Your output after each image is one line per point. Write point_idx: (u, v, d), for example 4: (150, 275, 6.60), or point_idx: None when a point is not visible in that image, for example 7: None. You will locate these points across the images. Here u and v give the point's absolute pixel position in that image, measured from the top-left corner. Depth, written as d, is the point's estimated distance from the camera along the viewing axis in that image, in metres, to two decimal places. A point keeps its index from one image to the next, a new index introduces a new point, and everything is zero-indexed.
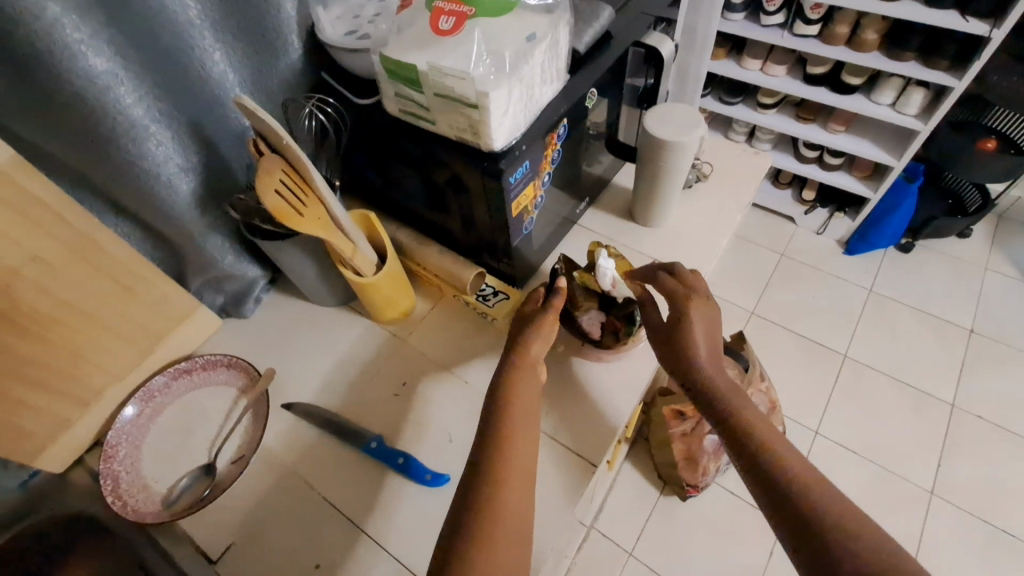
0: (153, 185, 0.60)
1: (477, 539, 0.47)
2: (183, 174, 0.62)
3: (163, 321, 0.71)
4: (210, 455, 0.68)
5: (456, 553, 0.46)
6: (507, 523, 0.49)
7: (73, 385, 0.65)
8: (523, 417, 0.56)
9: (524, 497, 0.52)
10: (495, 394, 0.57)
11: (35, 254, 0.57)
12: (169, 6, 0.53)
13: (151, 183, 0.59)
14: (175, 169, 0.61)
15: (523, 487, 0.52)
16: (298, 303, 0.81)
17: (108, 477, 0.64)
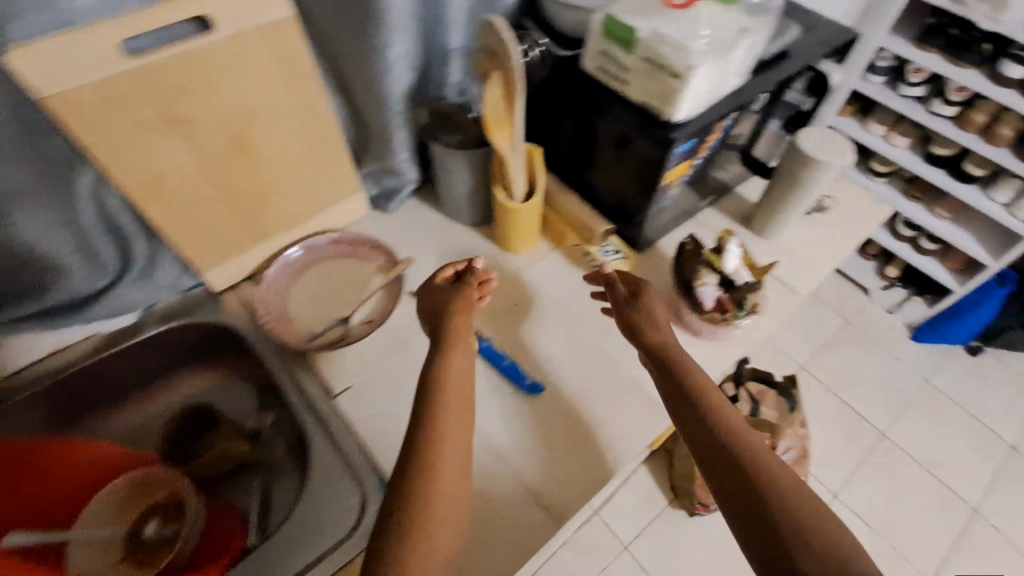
0: (379, 69, 0.69)
1: (421, 517, 0.49)
2: (402, 68, 0.71)
3: (332, 191, 0.82)
4: (346, 311, 0.79)
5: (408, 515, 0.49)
6: (441, 498, 0.50)
7: (254, 220, 0.76)
8: (457, 403, 0.58)
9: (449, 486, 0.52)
10: (431, 378, 0.59)
11: (271, 98, 0.68)
12: None
13: (379, 66, 0.69)
14: (399, 62, 0.69)
15: (462, 474, 0.53)
16: (435, 214, 0.91)
17: (264, 301, 0.77)
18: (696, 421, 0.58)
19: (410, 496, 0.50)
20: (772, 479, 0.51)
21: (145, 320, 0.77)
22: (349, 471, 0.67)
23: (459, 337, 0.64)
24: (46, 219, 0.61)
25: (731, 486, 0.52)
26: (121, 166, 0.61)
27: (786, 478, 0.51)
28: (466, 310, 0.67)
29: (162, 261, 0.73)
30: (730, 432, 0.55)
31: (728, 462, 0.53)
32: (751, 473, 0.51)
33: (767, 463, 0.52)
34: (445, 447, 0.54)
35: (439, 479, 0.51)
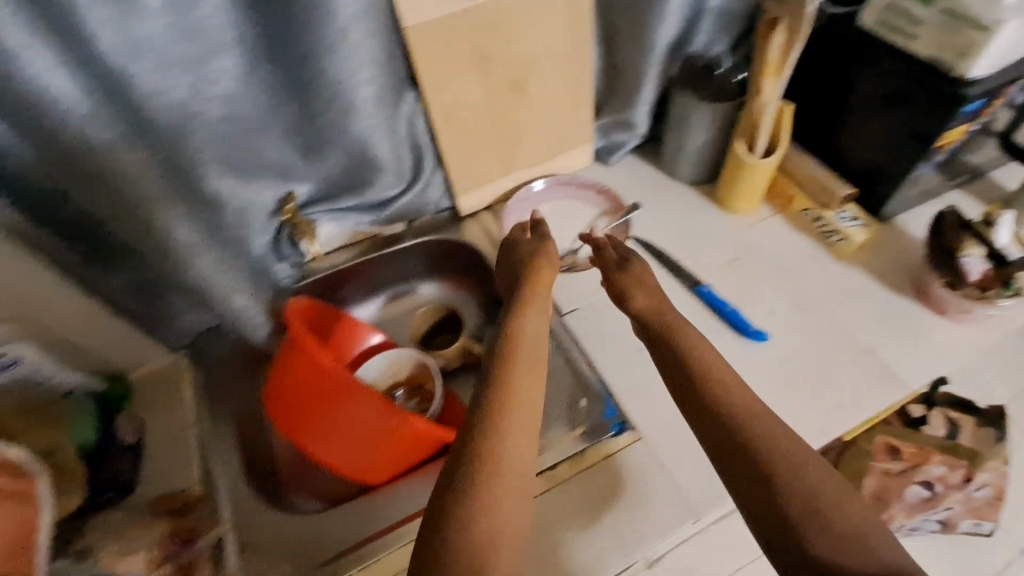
0: (655, 14, 0.77)
1: (488, 488, 0.44)
2: (674, 16, 0.78)
3: (570, 140, 0.90)
4: (573, 245, 0.87)
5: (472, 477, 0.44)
6: (507, 454, 0.46)
7: (507, 156, 0.86)
8: (531, 360, 0.53)
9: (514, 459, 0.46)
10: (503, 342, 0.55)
11: (553, 44, 0.77)
12: None
13: (656, 10, 0.77)
14: (674, 8, 0.77)
15: (529, 429, 0.48)
16: (653, 170, 0.94)
17: (506, 225, 0.88)
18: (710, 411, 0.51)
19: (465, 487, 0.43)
20: (802, 482, 0.45)
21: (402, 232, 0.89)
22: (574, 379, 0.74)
23: (535, 294, 0.62)
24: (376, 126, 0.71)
25: (745, 476, 0.47)
26: (442, 86, 0.73)
27: (755, 436, 0.48)
28: (548, 266, 0.67)
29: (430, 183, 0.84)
30: (755, 431, 0.48)
31: (750, 461, 0.47)
32: (760, 443, 0.47)
33: (797, 463, 0.46)
34: (515, 410, 0.48)
35: (507, 447, 0.46)
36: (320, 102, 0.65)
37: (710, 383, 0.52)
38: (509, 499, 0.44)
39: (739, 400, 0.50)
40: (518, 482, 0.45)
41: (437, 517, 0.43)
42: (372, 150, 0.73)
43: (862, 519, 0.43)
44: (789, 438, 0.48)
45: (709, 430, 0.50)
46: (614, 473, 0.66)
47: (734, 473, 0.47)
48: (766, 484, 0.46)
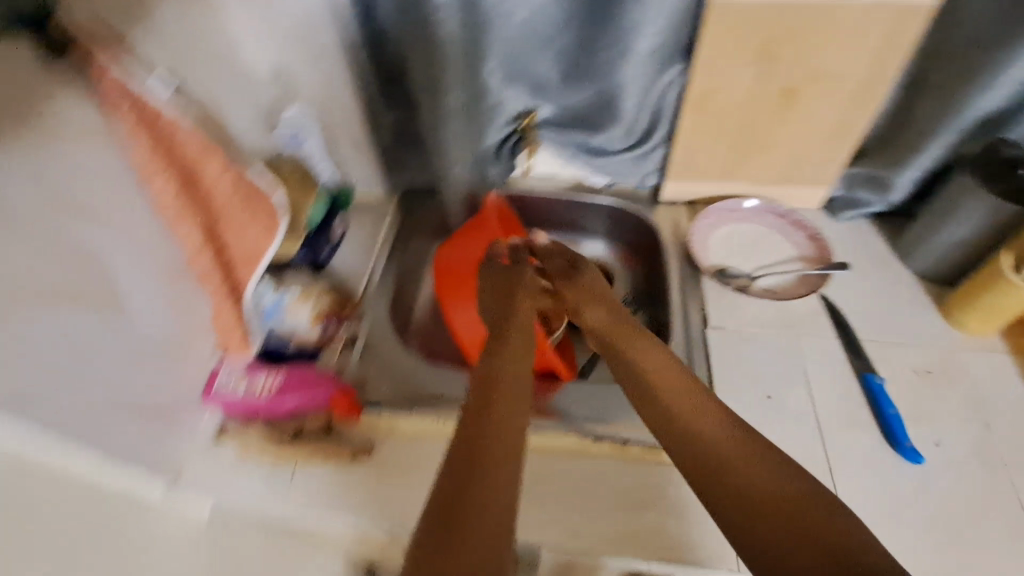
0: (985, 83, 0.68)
1: (469, 518, 0.44)
2: (1005, 95, 0.69)
3: (809, 174, 0.85)
4: (755, 271, 0.83)
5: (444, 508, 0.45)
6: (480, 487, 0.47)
7: (737, 162, 0.85)
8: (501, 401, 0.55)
9: (498, 478, 0.47)
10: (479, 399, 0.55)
11: (847, 72, 0.72)
12: None
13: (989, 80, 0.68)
14: (1010, 86, 0.68)
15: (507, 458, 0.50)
16: (882, 244, 0.85)
17: (699, 224, 0.87)
18: (665, 419, 0.56)
19: (451, 498, 0.45)
20: (767, 481, 0.49)
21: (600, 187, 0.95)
22: None
23: (517, 314, 0.68)
24: (636, 78, 0.75)
25: (717, 486, 0.50)
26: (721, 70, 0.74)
27: (725, 438, 0.53)
28: (530, 300, 0.71)
29: (652, 154, 0.87)
30: (716, 436, 0.53)
31: (720, 469, 0.51)
32: (721, 454, 0.52)
33: (759, 460, 0.50)
34: (502, 429, 0.52)
35: (495, 475, 0.47)
36: (603, 37, 0.72)
37: (659, 385, 0.59)
38: (500, 510, 0.46)
39: (682, 408, 0.56)
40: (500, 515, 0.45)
41: (440, 525, 0.44)
42: (621, 99, 0.78)
43: (815, 506, 0.47)
44: (750, 455, 0.51)
45: (687, 471, 0.53)
46: (678, 479, 0.66)
47: (707, 488, 0.51)
48: (733, 484, 0.50)
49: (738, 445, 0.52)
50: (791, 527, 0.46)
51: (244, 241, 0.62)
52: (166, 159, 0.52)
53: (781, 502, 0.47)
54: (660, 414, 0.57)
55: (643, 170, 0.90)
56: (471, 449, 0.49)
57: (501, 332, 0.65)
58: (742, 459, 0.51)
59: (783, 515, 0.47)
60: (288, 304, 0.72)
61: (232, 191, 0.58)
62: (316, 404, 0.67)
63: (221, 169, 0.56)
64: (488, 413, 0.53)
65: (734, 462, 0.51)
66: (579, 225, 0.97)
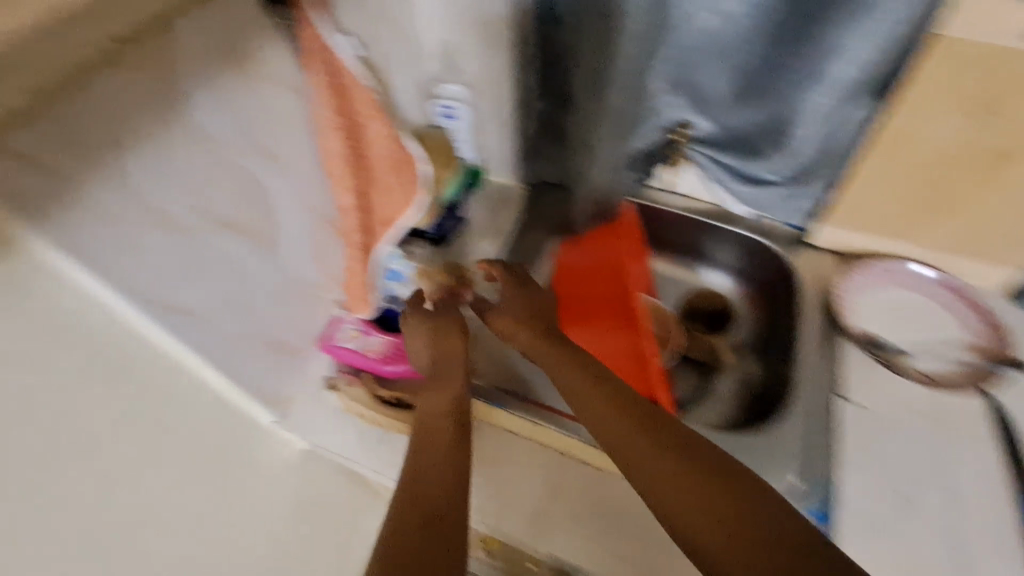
0: None
1: (421, 519, 0.43)
2: None
3: (995, 250, 0.73)
4: (908, 347, 0.74)
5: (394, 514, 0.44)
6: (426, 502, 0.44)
7: (909, 220, 0.75)
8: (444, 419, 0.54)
9: (443, 483, 0.47)
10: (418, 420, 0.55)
11: None
12: None
13: None
14: None
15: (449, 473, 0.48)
16: None
17: (851, 281, 0.78)
18: (595, 419, 0.53)
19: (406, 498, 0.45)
20: (672, 458, 0.47)
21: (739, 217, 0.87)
22: (804, 459, 0.66)
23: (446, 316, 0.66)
24: (819, 109, 0.66)
25: (644, 473, 0.47)
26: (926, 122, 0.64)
27: (634, 426, 0.51)
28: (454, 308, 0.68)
29: (809, 194, 0.78)
30: (632, 426, 0.51)
31: (638, 459, 0.48)
32: (638, 449, 0.49)
33: (666, 443, 0.49)
34: (438, 435, 0.52)
35: (440, 480, 0.47)
36: (794, 56, 0.64)
37: (570, 376, 0.59)
38: (450, 512, 0.44)
39: (592, 398, 0.56)
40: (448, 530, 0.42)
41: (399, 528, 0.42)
42: (794, 127, 0.70)
43: (715, 466, 0.46)
44: (653, 442, 0.49)
45: (632, 475, 0.48)
46: None
47: (637, 482, 0.48)
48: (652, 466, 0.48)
49: (648, 426, 0.51)
50: (709, 500, 0.44)
51: (386, 206, 0.65)
52: (343, 115, 0.56)
53: (692, 478, 0.45)
54: (590, 412, 0.54)
55: (792, 208, 0.80)
56: (416, 465, 0.49)
57: (440, 339, 0.63)
58: (653, 444, 0.49)
59: (699, 492, 0.44)
60: (411, 275, 0.73)
61: (388, 155, 0.61)
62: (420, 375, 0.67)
63: (384, 131, 0.59)
64: (427, 424, 0.54)
65: (647, 445, 0.49)
66: (706, 254, 0.92)
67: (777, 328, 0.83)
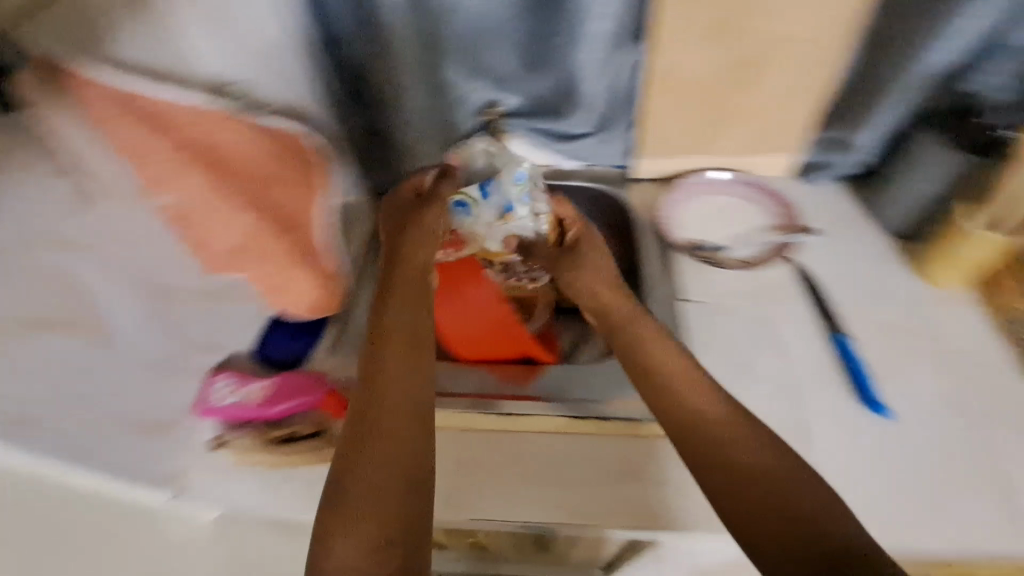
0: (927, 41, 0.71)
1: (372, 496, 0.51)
2: (950, 51, 0.71)
3: (776, 142, 0.86)
4: (728, 242, 0.85)
5: (348, 445, 0.55)
6: (379, 437, 0.55)
7: (706, 134, 0.86)
8: (409, 349, 0.63)
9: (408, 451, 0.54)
10: (376, 334, 0.64)
11: (804, 37, 0.73)
12: None
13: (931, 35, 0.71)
14: (953, 40, 0.70)
15: (405, 416, 0.57)
16: (852, 207, 0.86)
17: (671, 201, 0.89)
18: (668, 399, 0.62)
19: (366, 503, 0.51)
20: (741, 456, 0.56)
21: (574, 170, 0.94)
22: None
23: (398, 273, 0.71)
24: (598, 61, 0.75)
25: (705, 458, 0.57)
26: (680, 40, 0.75)
27: (703, 425, 0.59)
28: (425, 246, 0.74)
29: (618, 136, 0.86)
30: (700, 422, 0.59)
31: (715, 448, 0.57)
32: (701, 435, 0.58)
33: (735, 446, 0.57)
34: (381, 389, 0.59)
35: (382, 456, 0.54)
36: (561, 21, 0.72)
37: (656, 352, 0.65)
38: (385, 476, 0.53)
39: (682, 385, 0.62)
40: (395, 475, 0.53)
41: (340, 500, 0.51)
42: (583, 84, 0.78)
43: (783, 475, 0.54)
44: (738, 436, 0.58)
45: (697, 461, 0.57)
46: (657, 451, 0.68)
47: (701, 462, 0.57)
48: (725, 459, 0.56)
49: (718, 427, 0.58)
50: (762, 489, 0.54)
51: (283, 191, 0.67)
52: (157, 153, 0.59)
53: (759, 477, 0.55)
54: (663, 387, 0.62)
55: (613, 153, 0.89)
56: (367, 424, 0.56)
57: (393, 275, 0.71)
58: (720, 441, 0.58)
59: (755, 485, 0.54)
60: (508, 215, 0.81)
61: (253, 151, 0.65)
62: (303, 407, 0.69)
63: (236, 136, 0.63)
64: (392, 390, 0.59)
65: (715, 440, 0.58)
66: None
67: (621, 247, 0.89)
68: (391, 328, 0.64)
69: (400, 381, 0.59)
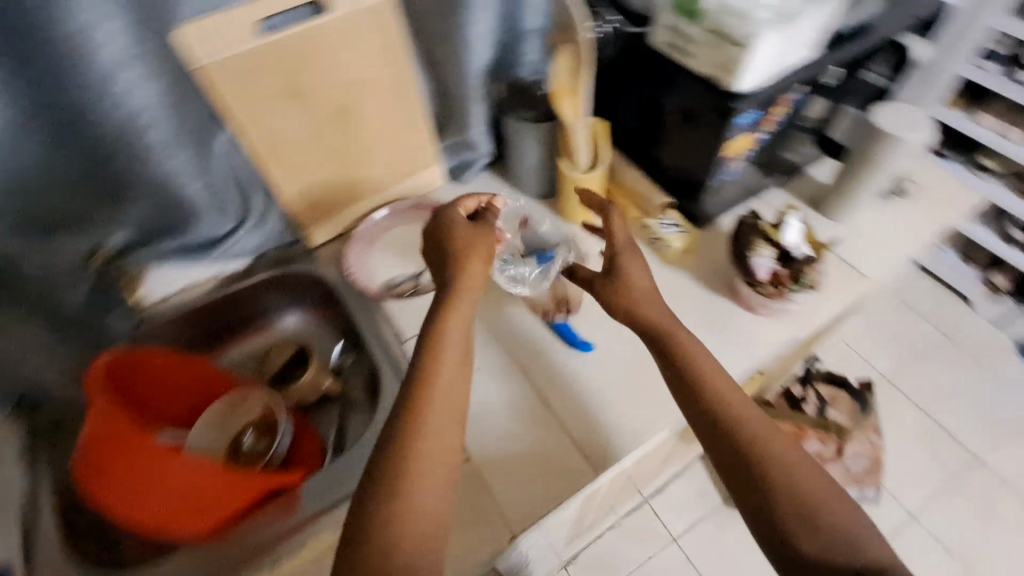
0: (463, 49, 0.79)
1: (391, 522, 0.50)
2: (484, 49, 0.81)
3: (415, 162, 0.91)
4: (419, 269, 0.89)
5: (386, 488, 0.51)
6: (424, 510, 0.51)
7: (349, 182, 0.87)
8: (447, 416, 0.56)
9: (427, 502, 0.52)
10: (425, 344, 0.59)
11: (372, 74, 0.77)
12: None
13: (463, 44, 0.78)
14: (480, 42, 0.79)
15: (441, 482, 0.53)
16: (504, 186, 0.96)
17: (350, 255, 0.89)
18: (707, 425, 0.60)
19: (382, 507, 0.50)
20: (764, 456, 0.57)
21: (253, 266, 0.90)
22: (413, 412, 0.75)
23: (458, 300, 0.62)
24: (181, 162, 0.72)
25: (730, 459, 0.58)
26: (250, 125, 0.72)
27: (755, 441, 0.58)
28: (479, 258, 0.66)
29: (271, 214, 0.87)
30: (745, 437, 0.58)
31: (732, 443, 0.58)
32: (751, 454, 0.57)
33: (767, 451, 0.57)
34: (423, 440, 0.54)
35: (409, 496, 0.51)
36: (105, 145, 0.67)
37: (711, 377, 0.61)
38: (426, 494, 0.52)
39: (722, 399, 0.60)
40: (429, 516, 0.52)
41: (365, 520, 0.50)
42: (178, 183, 0.73)
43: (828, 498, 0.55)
44: (776, 444, 0.58)
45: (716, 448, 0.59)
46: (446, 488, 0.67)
47: (725, 460, 0.59)
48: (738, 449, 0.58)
49: (769, 447, 0.57)
50: (801, 517, 0.54)
51: None
52: None
53: (795, 494, 0.55)
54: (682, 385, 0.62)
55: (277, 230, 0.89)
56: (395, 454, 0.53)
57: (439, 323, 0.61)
58: (781, 458, 0.57)
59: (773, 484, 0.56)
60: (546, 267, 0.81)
61: None
62: None
63: None
64: (433, 414, 0.55)
65: (749, 442, 0.58)
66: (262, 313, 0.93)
67: (319, 334, 0.92)
68: (429, 401, 0.56)
69: (442, 440, 0.55)
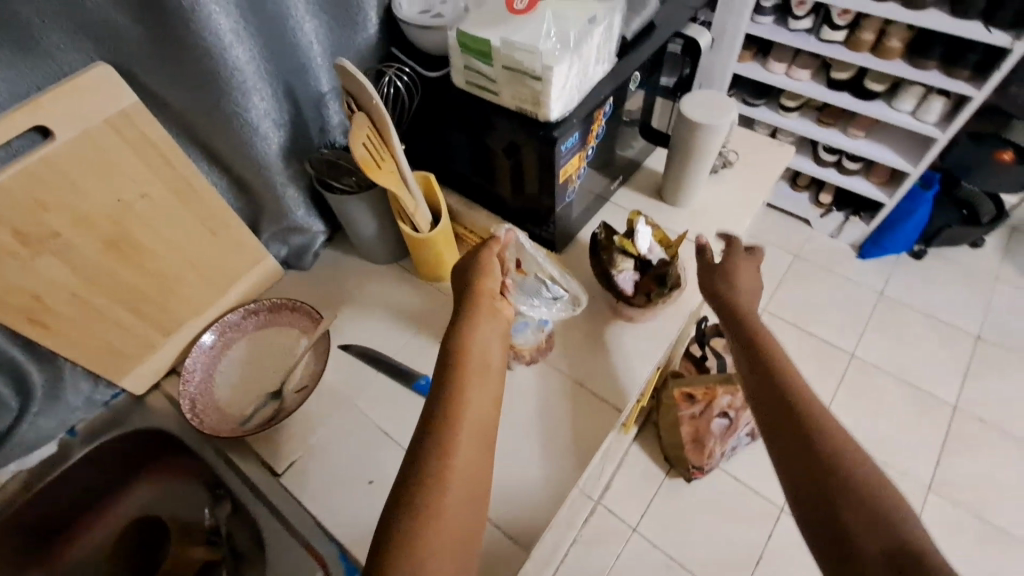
0: (252, 138, 0.67)
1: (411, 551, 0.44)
2: (275, 129, 0.70)
3: (238, 265, 0.79)
4: (277, 384, 0.75)
5: (408, 522, 0.46)
6: (449, 537, 0.46)
7: (161, 313, 0.73)
8: (479, 439, 0.51)
9: (456, 518, 0.47)
10: (449, 355, 0.56)
11: (143, 190, 0.64)
12: (288, 8, 0.63)
13: (250, 134, 0.67)
14: (269, 125, 0.69)
15: (469, 501, 0.49)
16: (350, 259, 0.88)
17: (186, 398, 0.72)
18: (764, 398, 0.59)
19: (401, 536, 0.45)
20: (835, 447, 0.52)
21: (67, 445, 0.74)
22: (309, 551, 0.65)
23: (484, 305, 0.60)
24: None
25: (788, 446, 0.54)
26: None
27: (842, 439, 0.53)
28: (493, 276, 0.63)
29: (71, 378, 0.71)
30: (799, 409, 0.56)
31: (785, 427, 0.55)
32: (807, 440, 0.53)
33: (831, 441, 0.53)
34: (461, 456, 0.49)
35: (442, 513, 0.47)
36: None
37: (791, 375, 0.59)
38: (455, 512, 0.47)
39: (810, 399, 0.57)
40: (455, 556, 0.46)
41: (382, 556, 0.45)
42: None
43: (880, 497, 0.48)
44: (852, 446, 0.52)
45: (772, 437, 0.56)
46: None
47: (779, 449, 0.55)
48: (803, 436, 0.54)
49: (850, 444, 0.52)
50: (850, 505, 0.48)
51: None
52: None
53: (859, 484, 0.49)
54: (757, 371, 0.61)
55: (85, 393, 0.73)
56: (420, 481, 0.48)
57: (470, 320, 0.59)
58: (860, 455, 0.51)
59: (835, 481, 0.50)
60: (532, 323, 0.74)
61: None
62: None
63: None
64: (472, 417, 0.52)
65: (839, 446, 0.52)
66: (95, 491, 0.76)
67: (179, 493, 0.78)
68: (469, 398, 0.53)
69: (478, 465, 0.50)
